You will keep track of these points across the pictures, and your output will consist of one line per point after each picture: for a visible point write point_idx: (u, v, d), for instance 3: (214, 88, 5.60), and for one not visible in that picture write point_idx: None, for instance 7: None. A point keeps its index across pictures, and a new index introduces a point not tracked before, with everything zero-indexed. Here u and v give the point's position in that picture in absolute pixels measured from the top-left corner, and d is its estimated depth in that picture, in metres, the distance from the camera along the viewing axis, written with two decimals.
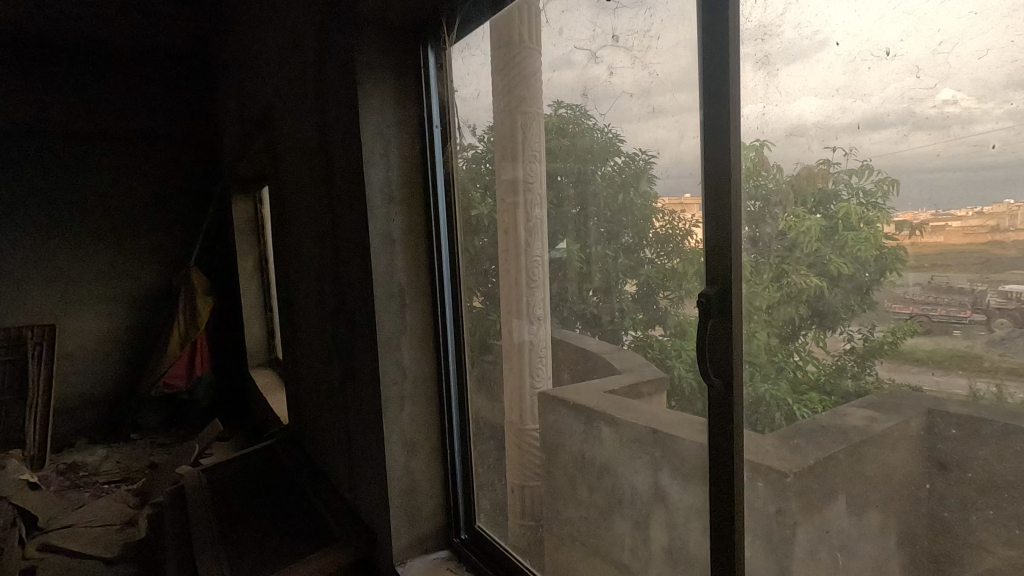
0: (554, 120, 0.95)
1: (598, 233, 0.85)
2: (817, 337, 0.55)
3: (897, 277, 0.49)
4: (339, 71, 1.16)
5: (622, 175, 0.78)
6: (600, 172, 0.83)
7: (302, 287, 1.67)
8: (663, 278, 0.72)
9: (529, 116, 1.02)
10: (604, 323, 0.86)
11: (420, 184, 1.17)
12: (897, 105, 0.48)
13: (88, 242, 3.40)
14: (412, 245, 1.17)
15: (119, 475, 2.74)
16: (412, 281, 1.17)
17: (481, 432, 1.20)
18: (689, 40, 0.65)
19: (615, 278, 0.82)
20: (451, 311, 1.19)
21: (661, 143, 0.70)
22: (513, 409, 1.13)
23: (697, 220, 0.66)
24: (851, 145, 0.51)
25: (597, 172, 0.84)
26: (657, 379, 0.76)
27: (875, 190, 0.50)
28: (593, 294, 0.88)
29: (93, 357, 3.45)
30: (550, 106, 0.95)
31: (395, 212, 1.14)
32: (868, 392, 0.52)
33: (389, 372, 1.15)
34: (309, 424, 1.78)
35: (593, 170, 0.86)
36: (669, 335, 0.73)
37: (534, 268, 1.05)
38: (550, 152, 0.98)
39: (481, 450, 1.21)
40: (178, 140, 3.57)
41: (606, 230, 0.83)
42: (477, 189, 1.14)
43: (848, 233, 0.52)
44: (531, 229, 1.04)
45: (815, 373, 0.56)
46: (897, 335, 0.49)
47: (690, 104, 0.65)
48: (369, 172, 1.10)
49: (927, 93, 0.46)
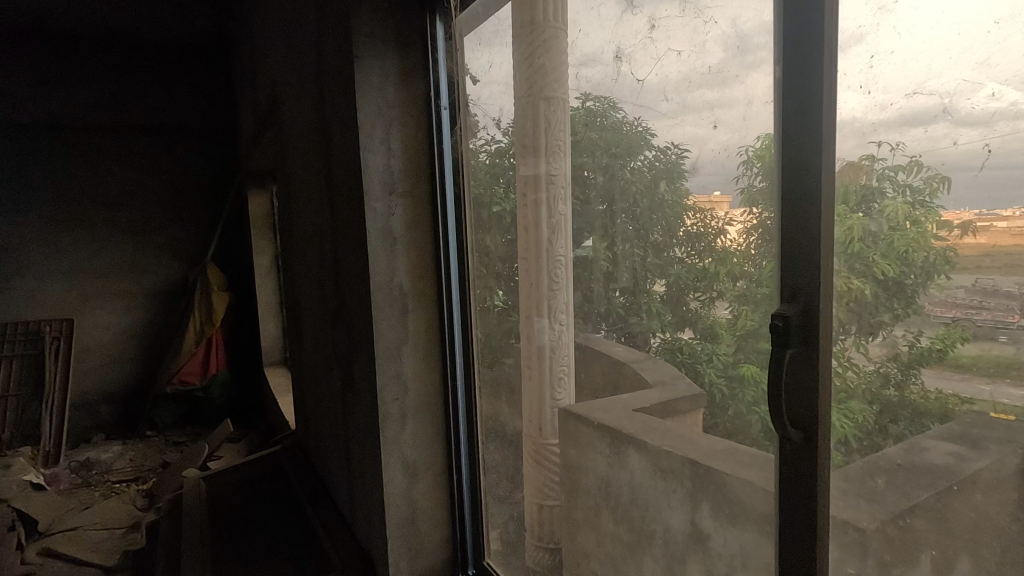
0: (581, 113, 0.91)
1: (626, 230, 0.81)
2: (857, 343, 0.50)
3: (944, 279, 0.44)
4: (336, 59, 1.12)
5: (653, 172, 0.73)
6: (629, 167, 0.79)
7: (305, 286, 1.67)
8: (696, 278, 0.67)
9: (553, 100, 0.97)
10: (631, 324, 0.82)
11: (426, 172, 1.10)
12: (940, 98, 0.44)
13: (104, 241, 3.50)
14: (416, 240, 1.11)
15: (131, 475, 2.81)
16: (414, 282, 1.11)
17: (500, 442, 1.17)
18: (723, 34, 0.60)
19: (641, 276, 0.78)
20: (459, 308, 1.12)
21: (692, 138, 0.65)
22: (533, 423, 1.10)
23: (730, 219, 0.61)
24: (898, 139, 0.46)
25: (628, 166, 0.79)
26: (691, 394, 0.71)
27: (923, 187, 0.45)
28: (619, 295, 0.84)
29: (112, 351, 3.57)
30: (577, 98, 0.91)
31: (396, 203, 1.08)
32: (914, 403, 0.47)
33: (389, 380, 1.09)
34: (312, 436, 1.78)
35: (621, 167, 0.82)
36: (698, 337, 0.68)
37: (556, 268, 1.02)
38: (578, 145, 0.95)
39: (501, 459, 1.18)
40: (196, 134, 3.64)
41: (636, 229, 0.78)
42: (499, 185, 1.10)
43: (894, 233, 0.47)
44: (554, 226, 1.01)
45: (854, 381, 0.50)
46: (946, 342, 0.45)
47: (720, 101, 0.61)
48: (364, 164, 1.04)
49: (966, 89, 0.43)
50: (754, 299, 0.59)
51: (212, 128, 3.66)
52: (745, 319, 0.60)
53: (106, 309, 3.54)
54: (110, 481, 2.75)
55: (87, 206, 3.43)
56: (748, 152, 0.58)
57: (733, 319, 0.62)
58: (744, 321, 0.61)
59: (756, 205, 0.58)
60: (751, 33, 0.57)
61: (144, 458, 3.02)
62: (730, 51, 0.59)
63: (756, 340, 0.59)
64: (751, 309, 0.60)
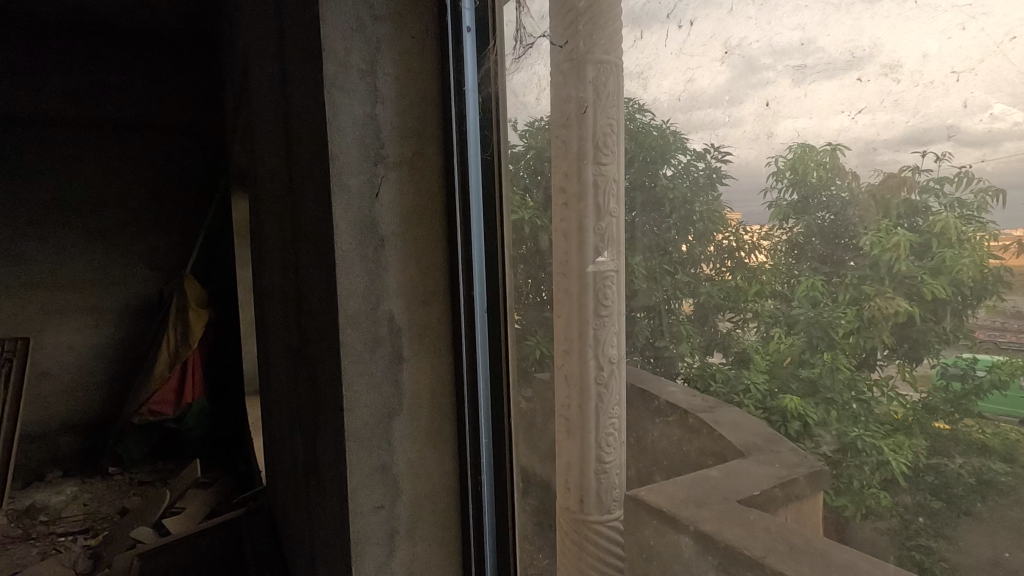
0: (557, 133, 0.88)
1: (651, 239, 0.70)
2: (903, 371, 0.42)
3: (996, 301, 0.39)
4: (289, 41, 1.02)
5: (687, 180, 0.62)
6: (663, 174, 0.68)
7: (272, 310, 1.60)
8: (726, 296, 0.56)
9: (606, 65, 0.75)
10: (655, 344, 0.71)
11: (433, 142, 0.85)
12: None
13: (71, 260, 3.49)
14: (417, 255, 0.85)
15: (79, 526, 2.69)
16: (409, 312, 0.85)
17: None
18: (730, 53, 0.56)
19: (662, 294, 0.68)
20: (485, 330, 0.86)
21: (738, 139, 0.55)
22: (572, 493, 0.87)
23: (762, 236, 0.52)
24: (950, 146, 0.40)
25: (662, 175, 0.68)
26: (808, 470, 0.49)
27: (974, 202, 0.39)
28: (641, 315, 0.73)
29: (74, 374, 3.56)
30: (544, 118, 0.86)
31: (384, 176, 0.82)
32: (971, 441, 0.40)
33: (366, 471, 0.83)
34: (280, 489, 1.69)
35: (651, 178, 0.71)
36: (731, 363, 0.57)
37: (605, 286, 0.79)
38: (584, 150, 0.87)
39: None
40: (182, 132, 3.68)
41: (657, 231, 0.69)
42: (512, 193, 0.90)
43: (944, 251, 0.40)
44: (602, 232, 0.79)
45: (901, 412, 0.43)
46: (1010, 372, 0.38)
47: (732, 118, 0.55)
48: (332, 142, 0.78)
49: (971, 108, 0.40)
50: (788, 321, 0.50)
51: (198, 126, 3.69)
52: (779, 343, 0.51)
53: (68, 331, 3.52)
54: (54, 534, 2.63)
55: (53, 215, 3.43)
56: (778, 163, 0.51)
57: (765, 341, 0.52)
58: (779, 344, 0.51)
59: (787, 219, 0.50)
60: (757, 53, 0.53)
61: (99, 504, 2.92)
62: (738, 71, 0.55)
63: (799, 367, 0.49)
64: (786, 331, 0.50)
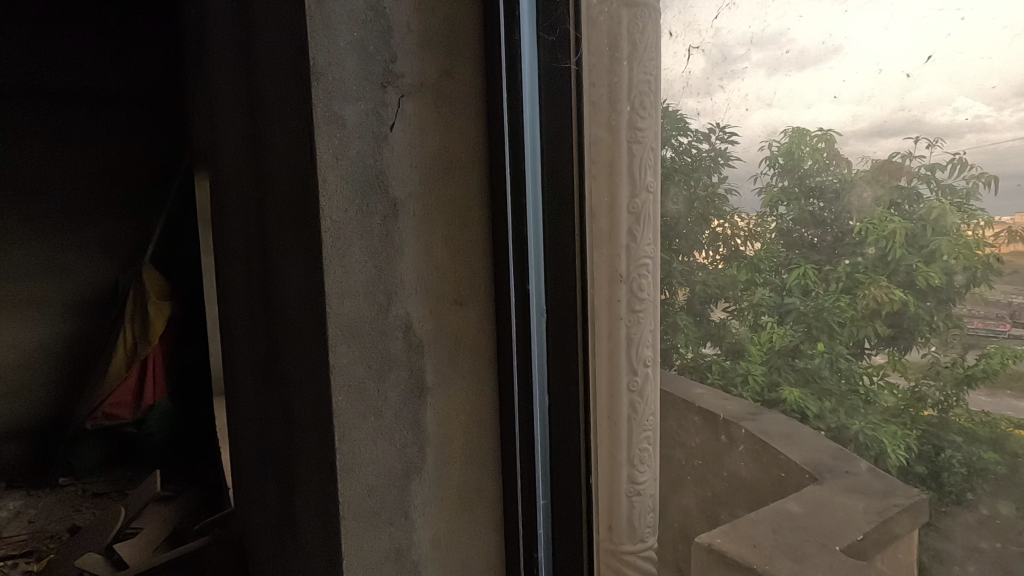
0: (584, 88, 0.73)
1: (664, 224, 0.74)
2: (894, 363, 0.50)
3: (985, 288, 0.45)
4: (256, 29, 0.96)
5: (689, 164, 0.70)
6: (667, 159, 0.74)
7: (238, 328, 1.53)
8: (721, 286, 0.65)
9: (640, 7, 0.72)
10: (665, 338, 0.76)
11: (467, 81, 0.69)
12: None
13: (15, 250, 3.32)
14: (437, 217, 0.69)
15: (23, 548, 2.50)
16: (434, 313, 0.70)
17: None
18: (708, 46, 0.67)
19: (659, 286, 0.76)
20: (540, 331, 0.73)
21: (740, 119, 0.63)
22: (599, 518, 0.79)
23: (751, 234, 0.61)
24: (936, 136, 0.47)
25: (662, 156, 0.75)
26: (910, 504, 0.51)
27: (968, 187, 0.46)
28: None
29: (23, 372, 3.42)
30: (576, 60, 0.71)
31: (396, 104, 0.66)
32: (955, 425, 0.47)
33: (375, 548, 0.70)
34: (250, 525, 1.63)
35: None
36: (724, 354, 0.67)
37: (640, 276, 0.74)
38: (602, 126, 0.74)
39: None
40: (140, 110, 3.48)
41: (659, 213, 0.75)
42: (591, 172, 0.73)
43: (939, 239, 0.47)
44: (636, 210, 0.73)
45: (893, 401, 0.51)
46: (999, 361, 0.44)
47: (714, 107, 0.66)
48: (313, 39, 0.62)
49: (937, 102, 0.47)
50: (780, 312, 0.58)
51: (158, 102, 3.51)
52: (772, 333, 0.60)
53: (17, 326, 3.38)
54: None
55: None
56: (772, 148, 0.59)
57: (756, 331, 0.61)
58: (775, 334, 0.59)
59: (779, 202, 0.59)
60: (734, 45, 0.63)
61: (48, 521, 2.74)
62: (718, 60, 0.65)
63: (796, 358, 0.58)
64: (778, 323, 0.59)
